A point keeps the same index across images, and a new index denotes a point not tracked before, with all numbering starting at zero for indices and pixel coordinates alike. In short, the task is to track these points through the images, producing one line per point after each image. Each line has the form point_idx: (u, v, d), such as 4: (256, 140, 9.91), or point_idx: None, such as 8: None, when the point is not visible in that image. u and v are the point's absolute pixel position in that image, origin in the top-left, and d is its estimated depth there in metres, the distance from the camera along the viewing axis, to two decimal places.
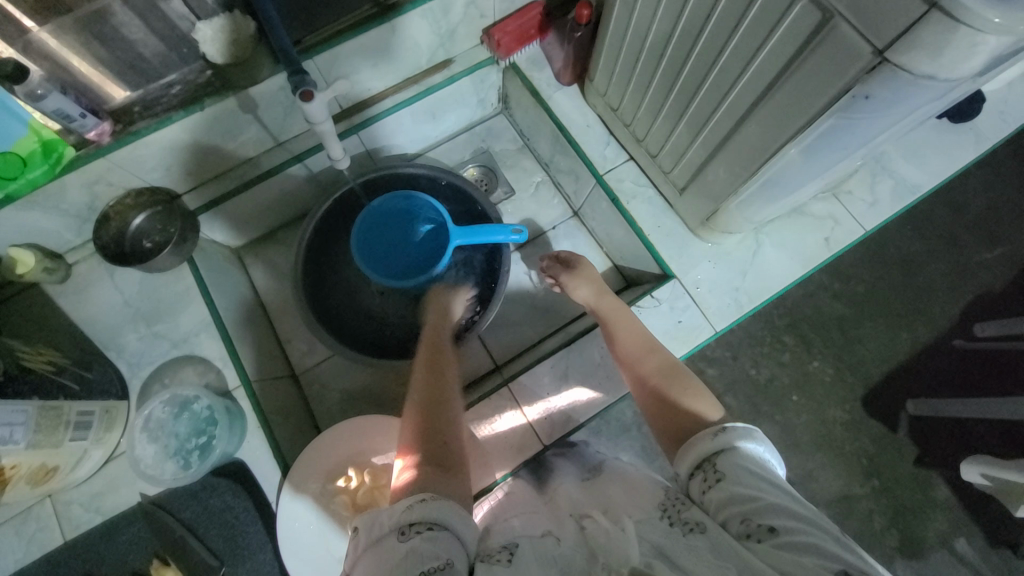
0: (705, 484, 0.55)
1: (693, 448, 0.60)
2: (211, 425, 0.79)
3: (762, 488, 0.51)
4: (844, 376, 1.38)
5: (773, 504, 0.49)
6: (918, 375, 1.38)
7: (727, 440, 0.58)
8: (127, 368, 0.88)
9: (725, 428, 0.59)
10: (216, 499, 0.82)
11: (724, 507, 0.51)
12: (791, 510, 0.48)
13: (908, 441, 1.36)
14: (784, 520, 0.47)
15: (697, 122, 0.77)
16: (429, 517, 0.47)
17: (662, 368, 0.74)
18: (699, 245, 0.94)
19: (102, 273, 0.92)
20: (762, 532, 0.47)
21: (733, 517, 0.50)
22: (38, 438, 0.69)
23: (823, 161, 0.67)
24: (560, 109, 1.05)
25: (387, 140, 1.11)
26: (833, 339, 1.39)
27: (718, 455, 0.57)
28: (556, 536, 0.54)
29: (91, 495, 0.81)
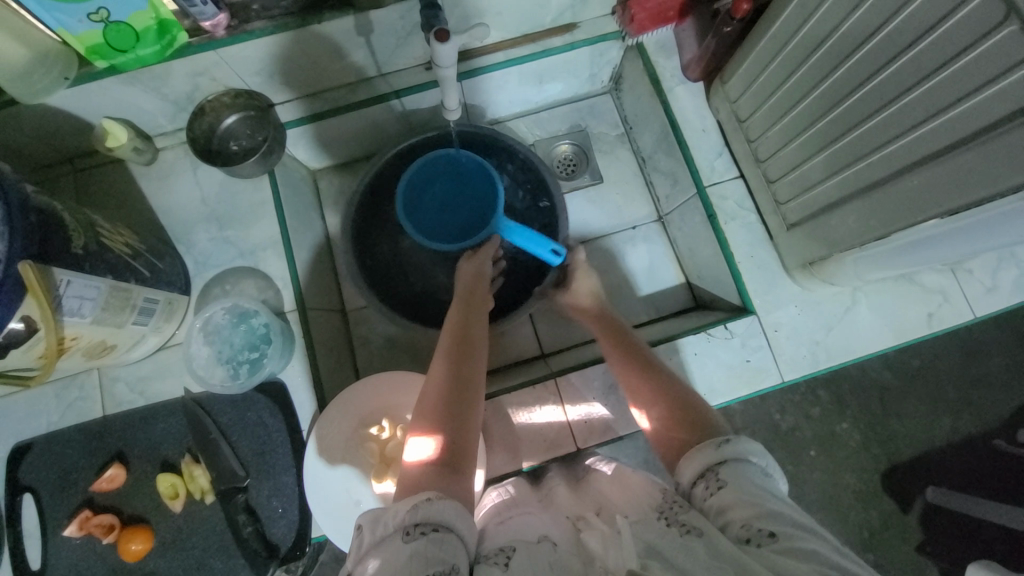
0: (706, 492, 0.54)
1: (694, 457, 0.57)
2: (264, 343, 0.80)
3: (764, 497, 0.50)
4: (871, 446, 1.31)
5: (773, 511, 0.48)
6: (949, 464, 1.31)
7: (732, 452, 0.55)
8: (193, 265, 0.89)
9: (729, 440, 0.57)
10: (252, 413, 0.82)
11: (725, 513, 0.50)
12: (791, 518, 0.47)
13: (917, 526, 1.29)
14: (785, 527, 0.46)
15: (840, 160, 0.69)
16: (435, 518, 0.46)
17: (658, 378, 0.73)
18: (788, 286, 0.88)
19: (185, 166, 0.92)
20: (763, 536, 0.46)
21: (734, 522, 0.49)
22: (103, 314, 0.71)
23: (979, 233, 0.60)
24: (678, 105, 0.96)
25: (488, 96, 1.05)
26: (871, 407, 1.31)
27: (722, 465, 0.55)
28: (552, 541, 0.54)
29: (138, 377, 0.85)
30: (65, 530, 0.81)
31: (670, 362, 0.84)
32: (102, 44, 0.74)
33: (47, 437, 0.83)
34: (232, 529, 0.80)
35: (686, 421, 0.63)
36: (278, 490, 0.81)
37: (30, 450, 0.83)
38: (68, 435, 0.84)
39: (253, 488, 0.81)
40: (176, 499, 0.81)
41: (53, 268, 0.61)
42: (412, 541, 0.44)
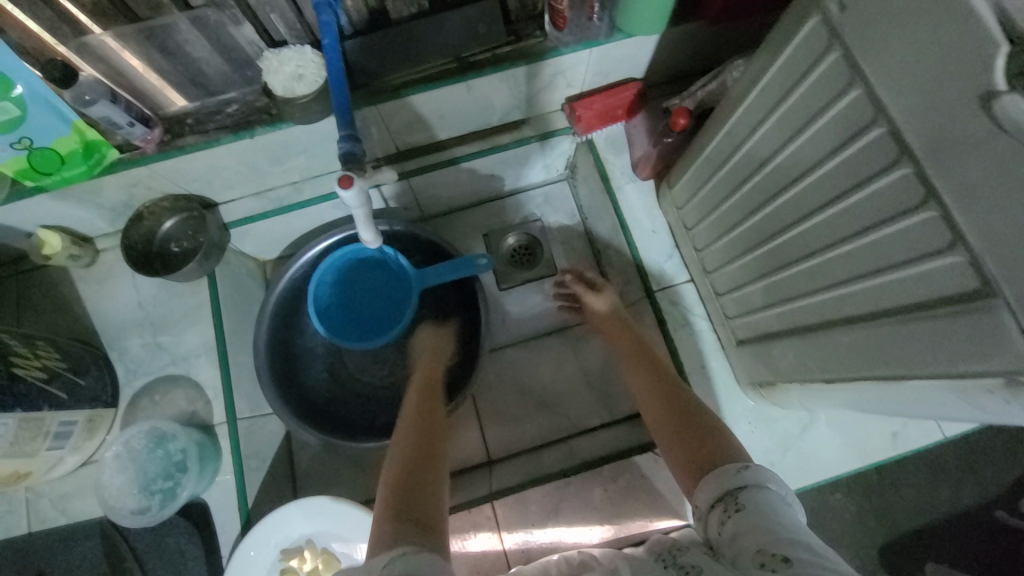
0: (722, 517, 0.51)
1: (712, 481, 0.54)
2: (179, 470, 0.76)
3: (784, 527, 0.46)
4: (865, 536, 1.21)
5: (789, 537, 0.45)
6: (949, 549, 1.21)
7: (752, 476, 0.52)
8: (124, 372, 0.86)
9: (748, 465, 0.54)
10: (171, 537, 0.78)
11: (741, 540, 0.47)
12: (806, 542, 0.44)
13: None
14: (801, 553, 0.43)
15: (778, 293, 0.65)
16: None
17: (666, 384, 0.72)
18: (742, 402, 0.83)
19: (124, 268, 0.91)
20: (777, 561, 0.43)
21: (748, 550, 0.46)
22: (11, 448, 0.68)
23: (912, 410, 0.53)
24: (628, 204, 0.94)
25: (439, 190, 1.04)
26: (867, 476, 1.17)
27: (742, 489, 0.51)
28: None
29: (62, 494, 0.81)
30: None
31: (615, 483, 0.80)
32: (25, 168, 0.74)
33: None
34: None
35: (688, 430, 0.64)
36: None
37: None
38: None
39: None
40: None
41: None
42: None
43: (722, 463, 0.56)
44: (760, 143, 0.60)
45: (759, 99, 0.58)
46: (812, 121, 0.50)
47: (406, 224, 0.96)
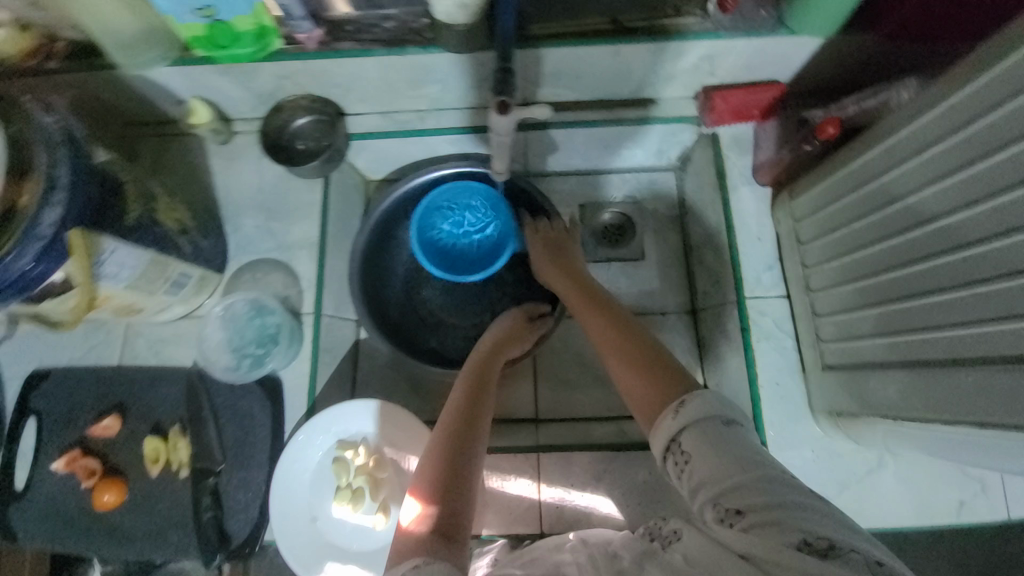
0: (676, 468, 0.48)
1: (657, 429, 0.51)
2: (270, 341, 0.87)
3: (743, 452, 0.46)
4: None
5: (738, 483, 0.44)
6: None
7: (690, 412, 0.49)
8: (234, 246, 0.93)
9: (686, 401, 0.51)
10: (246, 401, 0.85)
11: (696, 497, 0.46)
12: (754, 480, 0.43)
13: None
14: (756, 499, 0.42)
15: (895, 324, 0.63)
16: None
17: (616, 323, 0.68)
18: (810, 428, 0.81)
19: (252, 152, 0.97)
20: (731, 516, 0.42)
21: (703, 502, 0.45)
22: (138, 282, 0.74)
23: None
24: (739, 205, 0.92)
25: (549, 150, 1.04)
26: None
27: (684, 433, 0.49)
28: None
29: (160, 338, 0.89)
30: (53, 463, 0.83)
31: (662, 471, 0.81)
32: (204, 37, 0.80)
33: (53, 373, 0.88)
34: (191, 513, 0.80)
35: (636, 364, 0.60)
36: (246, 483, 0.81)
37: (44, 379, 0.87)
38: (73, 376, 0.88)
39: (224, 475, 0.82)
40: (155, 464, 0.81)
41: (100, 237, 0.65)
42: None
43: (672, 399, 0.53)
44: (926, 164, 0.58)
45: (935, 122, 0.57)
46: (1002, 148, 0.50)
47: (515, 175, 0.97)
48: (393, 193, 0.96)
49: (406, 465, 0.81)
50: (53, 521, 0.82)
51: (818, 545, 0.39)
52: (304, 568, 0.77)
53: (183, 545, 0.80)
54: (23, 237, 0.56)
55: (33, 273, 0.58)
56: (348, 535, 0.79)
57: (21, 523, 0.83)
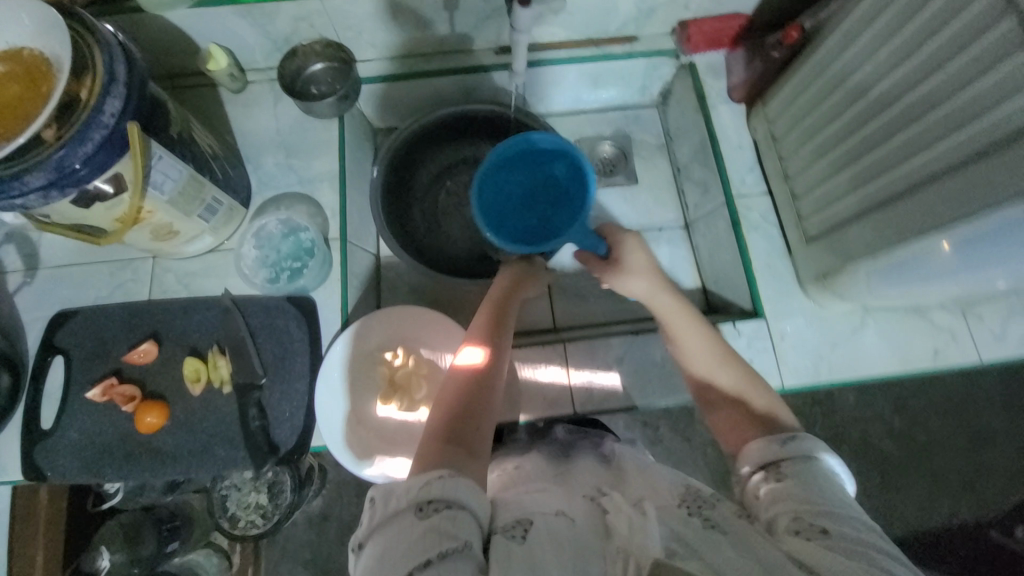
0: (763, 481, 0.55)
1: (757, 448, 0.58)
2: (307, 255, 0.90)
3: (831, 497, 0.50)
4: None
5: (828, 509, 0.48)
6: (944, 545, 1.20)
7: (798, 449, 0.55)
8: (257, 183, 0.97)
9: (794, 436, 0.57)
10: (281, 320, 0.87)
11: (778, 506, 0.51)
12: (846, 516, 0.47)
13: None
14: (841, 528, 0.46)
15: (867, 175, 0.75)
16: (448, 495, 0.45)
17: (723, 353, 0.69)
18: (800, 300, 0.92)
19: (268, 98, 1.02)
20: (814, 531, 0.47)
21: (783, 515, 0.50)
22: (178, 198, 0.77)
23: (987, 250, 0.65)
24: (719, 121, 1.04)
25: (545, 89, 1.13)
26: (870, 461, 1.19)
27: (787, 461, 0.55)
28: (570, 516, 0.48)
29: (189, 271, 0.91)
30: (88, 393, 0.82)
31: None
32: None
33: (75, 311, 0.87)
34: (239, 426, 0.82)
35: (738, 399, 0.65)
36: (289, 395, 0.84)
37: (71, 317, 0.87)
38: (94, 312, 0.87)
39: (267, 389, 0.84)
40: (197, 383, 0.83)
41: (151, 140, 0.68)
42: (427, 518, 0.44)
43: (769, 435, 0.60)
44: (876, 35, 0.70)
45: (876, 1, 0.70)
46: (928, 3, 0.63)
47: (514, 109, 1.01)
48: (404, 133, 1.01)
49: (444, 362, 0.86)
50: (87, 453, 0.81)
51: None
52: (354, 463, 0.80)
53: (231, 458, 0.81)
54: (87, 124, 0.60)
55: (92, 160, 0.62)
56: (393, 432, 0.84)
57: (53, 460, 0.82)
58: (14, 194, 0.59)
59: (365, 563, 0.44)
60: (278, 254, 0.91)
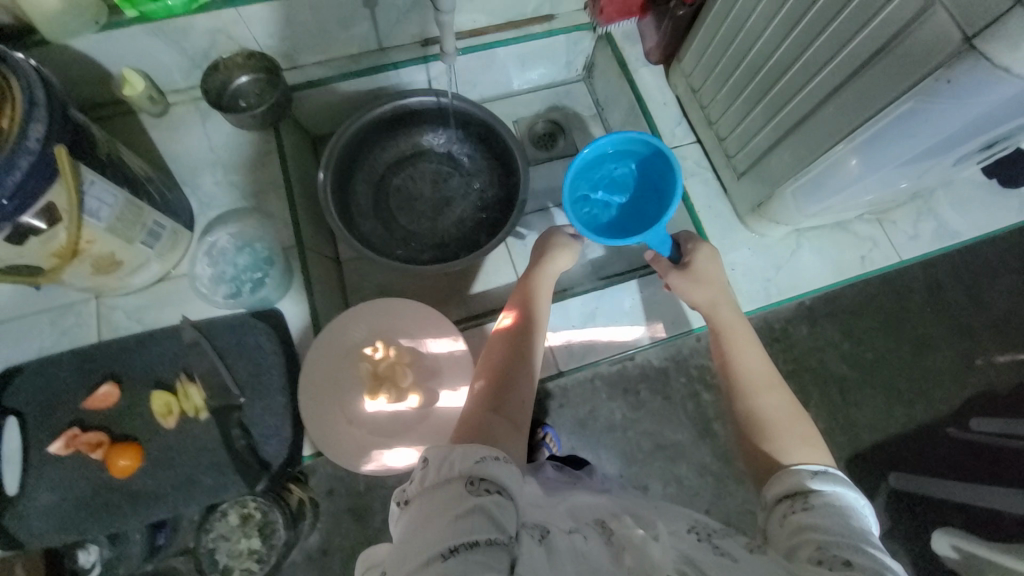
0: (788, 509, 0.53)
1: (787, 476, 0.56)
2: (267, 264, 0.87)
3: (854, 530, 0.48)
4: (835, 433, 1.25)
5: (855, 543, 0.47)
6: (914, 454, 1.26)
7: (825, 485, 0.54)
8: (198, 205, 0.94)
9: (823, 475, 0.55)
10: (249, 336, 0.85)
11: (801, 532, 0.50)
12: (870, 552, 0.45)
13: (884, 511, 1.23)
14: (864, 560, 0.45)
15: (776, 106, 0.83)
16: (497, 477, 0.45)
17: (767, 374, 0.69)
18: (743, 233, 1.00)
19: (195, 118, 0.99)
20: (838, 562, 0.45)
21: (806, 544, 0.48)
22: (118, 224, 0.73)
23: (888, 159, 0.74)
24: (643, 83, 1.11)
25: (476, 75, 1.16)
26: (828, 381, 1.28)
27: (813, 493, 0.53)
28: (582, 533, 0.48)
29: (137, 306, 0.86)
30: (50, 447, 0.78)
31: (642, 294, 0.95)
32: None
33: (24, 366, 0.83)
34: (224, 449, 0.80)
35: (763, 423, 0.64)
36: (271, 409, 0.82)
37: (16, 373, 0.82)
38: (46, 363, 0.83)
39: (247, 407, 0.82)
40: (169, 417, 0.80)
41: (82, 165, 0.66)
42: (476, 495, 0.43)
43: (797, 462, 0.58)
44: None
45: None
46: None
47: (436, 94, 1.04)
48: (336, 146, 0.99)
49: (426, 347, 0.86)
50: (63, 510, 0.78)
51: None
52: (352, 462, 0.80)
53: (221, 484, 0.79)
54: (12, 151, 0.57)
55: (20, 191, 0.59)
56: (384, 424, 0.83)
57: (25, 524, 0.78)
58: None
59: (401, 522, 0.44)
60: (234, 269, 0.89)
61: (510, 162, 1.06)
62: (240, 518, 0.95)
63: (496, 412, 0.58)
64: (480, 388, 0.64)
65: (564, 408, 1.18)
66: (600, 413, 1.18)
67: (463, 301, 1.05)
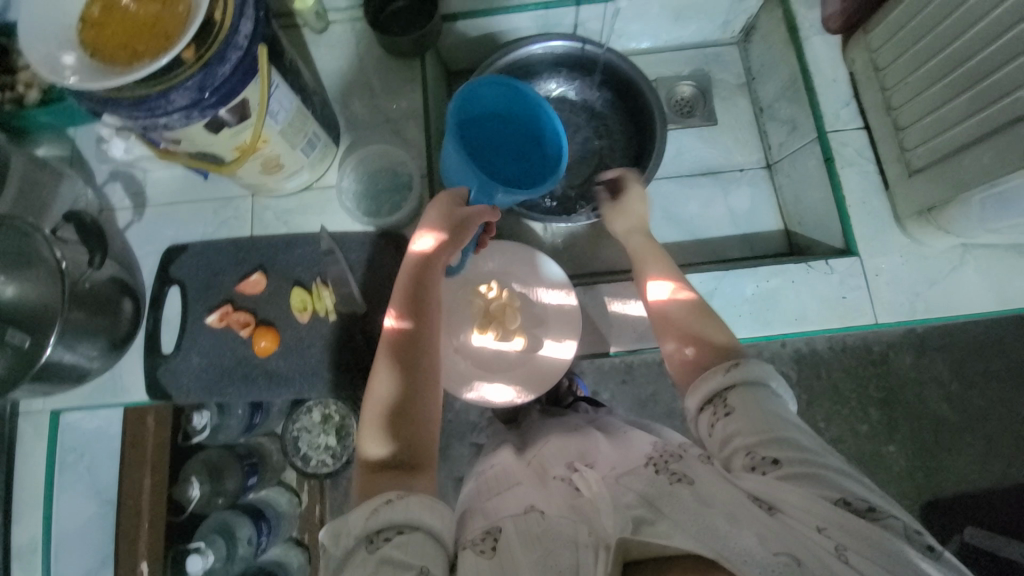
0: (713, 418, 0.57)
1: (702, 384, 0.60)
2: (403, 190, 0.94)
3: (773, 416, 0.54)
4: (920, 468, 1.15)
5: (774, 437, 0.52)
6: (1001, 508, 1.14)
7: (742, 377, 0.58)
8: (345, 123, 0.99)
9: (741, 363, 0.59)
10: (377, 253, 0.91)
11: (732, 438, 0.54)
12: (794, 444, 0.51)
13: (953, 559, 1.14)
14: (791, 455, 0.50)
15: (991, 95, 0.73)
16: (397, 522, 0.47)
17: (691, 307, 0.70)
18: (897, 237, 0.91)
19: (350, 37, 1.01)
20: (766, 464, 0.50)
21: (738, 452, 0.53)
22: (287, 129, 0.79)
23: None
24: (813, 54, 0.98)
25: (627, 24, 1.09)
26: (928, 414, 1.16)
27: (731, 392, 0.57)
28: (540, 511, 0.50)
29: (287, 208, 0.94)
30: (207, 319, 0.90)
31: (769, 280, 0.90)
32: None
33: (188, 245, 0.93)
34: (345, 350, 0.89)
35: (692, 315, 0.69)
36: None
37: (182, 251, 0.93)
38: (205, 246, 0.93)
39: (369, 318, 0.89)
40: (304, 312, 0.89)
41: (272, 67, 0.71)
42: (379, 549, 0.46)
43: (717, 363, 0.62)
44: None
45: None
46: None
47: (583, 40, 1.00)
48: (487, 71, 0.99)
49: (535, 295, 0.90)
50: (208, 374, 0.89)
51: (856, 506, 0.45)
52: (455, 388, 0.85)
53: (337, 380, 0.88)
54: (226, 45, 0.62)
55: (224, 85, 0.64)
56: (488, 359, 0.86)
57: (175, 379, 0.89)
58: (159, 112, 0.63)
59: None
60: (373, 189, 0.96)
61: (643, 120, 1.04)
62: (322, 417, 1.02)
63: (388, 455, 0.55)
64: (370, 425, 0.58)
65: (629, 382, 1.16)
66: (668, 396, 1.16)
67: (570, 259, 1.06)
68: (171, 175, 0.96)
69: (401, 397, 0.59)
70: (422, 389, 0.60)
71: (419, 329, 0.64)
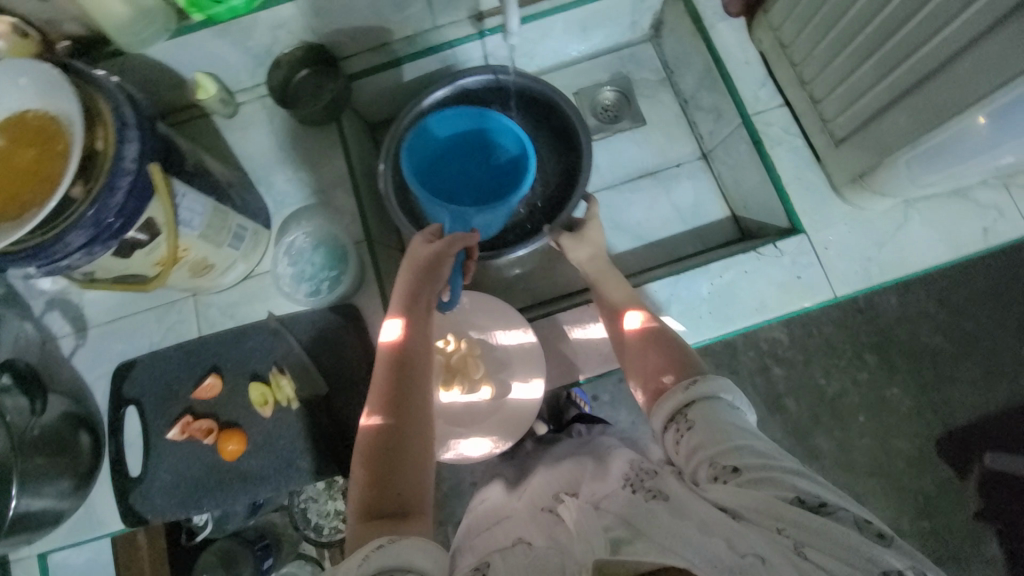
0: (676, 434, 0.55)
1: (663, 403, 0.59)
2: (342, 261, 0.93)
3: (732, 427, 0.52)
4: (923, 411, 1.14)
5: (734, 443, 0.50)
6: (1009, 433, 1.13)
7: (702, 391, 0.57)
8: (273, 204, 0.97)
9: (698, 380, 0.58)
10: (329, 329, 0.89)
11: (695, 451, 0.52)
12: (750, 447, 0.49)
13: (975, 492, 1.13)
14: (748, 459, 0.48)
15: (893, 59, 0.72)
16: (391, 565, 0.43)
17: (648, 339, 0.71)
18: (838, 207, 0.90)
19: (261, 116, 1.00)
20: (727, 473, 0.48)
21: (701, 463, 0.51)
22: (208, 230, 0.77)
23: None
24: (722, 41, 0.98)
25: (535, 45, 1.08)
26: (920, 358, 1.14)
27: (691, 407, 0.56)
28: (529, 541, 0.48)
29: (230, 302, 0.93)
30: (169, 434, 0.87)
31: (722, 275, 0.89)
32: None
33: (136, 362, 0.91)
34: (316, 433, 0.87)
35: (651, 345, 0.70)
36: (355, 397, 0.87)
37: (131, 368, 0.90)
38: (152, 360, 0.91)
39: (332, 397, 0.87)
40: (266, 405, 0.87)
41: (172, 177, 0.69)
42: None
43: (679, 377, 0.61)
44: None
45: None
46: None
47: (493, 72, 0.99)
48: (403, 123, 0.97)
49: (494, 339, 0.89)
50: (183, 488, 0.87)
51: (809, 503, 0.44)
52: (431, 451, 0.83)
53: (315, 465, 0.86)
54: (113, 173, 0.60)
55: (123, 210, 0.62)
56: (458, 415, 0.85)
57: (150, 501, 0.87)
58: (59, 256, 0.60)
59: None
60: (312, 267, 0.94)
61: (570, 138, 1.03)
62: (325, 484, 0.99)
63: (377, 517, 0.50)
64: (358, 491, 0.53)
65: None
66: None
67: (527, 288, 1.05)
68: (105, 295, 0.93)
69: (388, 457, 0.55)
70: (410, 447, 0.56)
71: (404, 378, 0.61)
